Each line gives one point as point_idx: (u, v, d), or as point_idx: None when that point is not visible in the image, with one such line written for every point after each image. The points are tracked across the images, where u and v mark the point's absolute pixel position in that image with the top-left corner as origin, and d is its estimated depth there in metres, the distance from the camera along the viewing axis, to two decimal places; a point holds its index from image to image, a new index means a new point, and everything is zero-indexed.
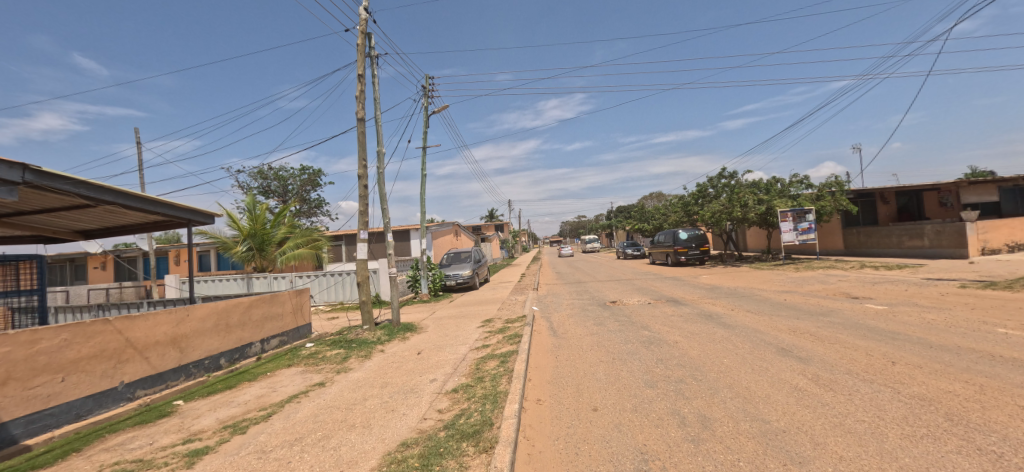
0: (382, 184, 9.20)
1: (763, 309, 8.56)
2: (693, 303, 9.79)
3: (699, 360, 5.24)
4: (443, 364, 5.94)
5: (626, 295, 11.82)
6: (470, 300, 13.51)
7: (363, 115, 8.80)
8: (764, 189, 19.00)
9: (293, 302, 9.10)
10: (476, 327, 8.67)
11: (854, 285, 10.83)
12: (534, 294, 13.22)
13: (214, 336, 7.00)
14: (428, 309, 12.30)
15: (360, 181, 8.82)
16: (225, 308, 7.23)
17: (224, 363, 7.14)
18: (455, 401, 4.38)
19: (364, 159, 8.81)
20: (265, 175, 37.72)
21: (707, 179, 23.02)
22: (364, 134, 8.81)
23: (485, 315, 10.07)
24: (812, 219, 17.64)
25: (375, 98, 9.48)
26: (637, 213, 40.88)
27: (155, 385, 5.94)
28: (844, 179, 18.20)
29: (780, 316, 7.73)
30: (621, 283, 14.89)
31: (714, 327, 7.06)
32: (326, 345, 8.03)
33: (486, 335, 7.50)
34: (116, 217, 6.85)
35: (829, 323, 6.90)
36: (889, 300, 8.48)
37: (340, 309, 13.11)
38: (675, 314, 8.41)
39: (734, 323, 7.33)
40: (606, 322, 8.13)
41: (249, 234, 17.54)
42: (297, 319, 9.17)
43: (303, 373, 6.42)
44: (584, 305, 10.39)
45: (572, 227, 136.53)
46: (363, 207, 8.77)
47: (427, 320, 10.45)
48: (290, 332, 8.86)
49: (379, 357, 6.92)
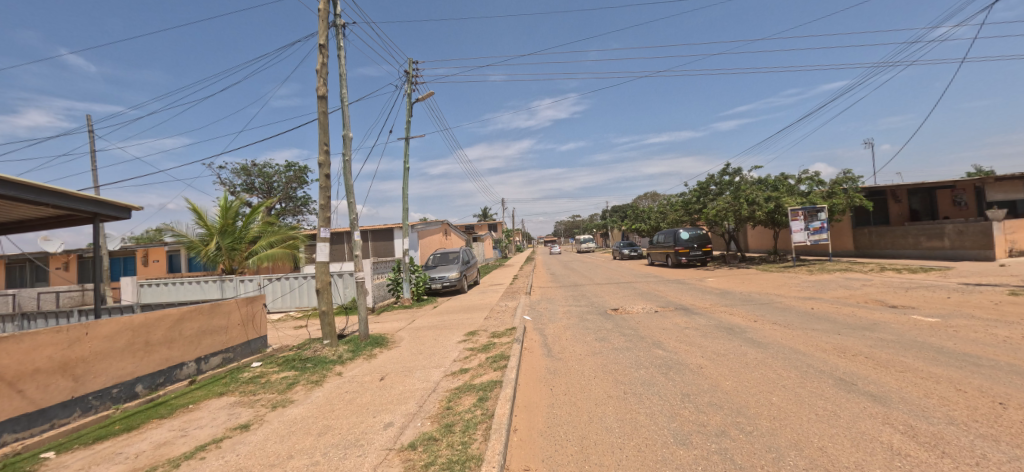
0: (348, 175, 7.87)
1: (792, 320, 7.36)
2: (706, 312, 8.55)
3: (739, 397, 3.99)
4: (406, 398, 4.63)
5: (629, 301, 10.59)
6: (454, 306, 12.16)
7: (323, 92, 7.48)
8: (771, 186, 17.96)
9: (243, 313, 7.74)
10: (457, 341, 7.34)
11: (885, 290, 9.68)
12: (526, 300, 11.98)
13: (126, 359, 5.64)
14: (407, 318, 10.94)
15: (321, 170, 7.48)
16: (143, 323, 5.87)
17: (142, 391, 5.80)
18: (409, 466, 3.07)
19: (326, 144, 7.47)
20: (248, 171, 36.25)
21: (710, 176, 21.90)
22: (325, 114, 7.46)
23: (468, 325, 8.73)
24: (825, 218, 16.45)
25: (341, 74, 8.13)
26: (634, 213, 39.76)
27: (34, 427, 4.56)
28: (857, 176, 17.14)
29: (818, 331, 6.48)
30: (621, 287, 13.65)
31: (742, 345, 5.81)
32: (275, 365, 6.69)
33: (466, 354, 6.18)
34: (1, 211, 5.47)
35: (883, 341, 5.68)
36: (938, 311, 7.28)
37: (308, 316, 11.71)
38: (690, 328, 7.17)
39: (765, 340, 6.07)
40: (610, 336, 6.87)
41: (217, 232, 16.02)
42: (246, 332, 7.80)
43: (231, 408, 5.07)
44: (582, 314, 9.14)
45: (567, 227, 135.55)
46: (324, 201, 7.43)
47: (402, 331, 9.10)
48: (237, 348, 7.50)
49: (333, 384, 5.57)
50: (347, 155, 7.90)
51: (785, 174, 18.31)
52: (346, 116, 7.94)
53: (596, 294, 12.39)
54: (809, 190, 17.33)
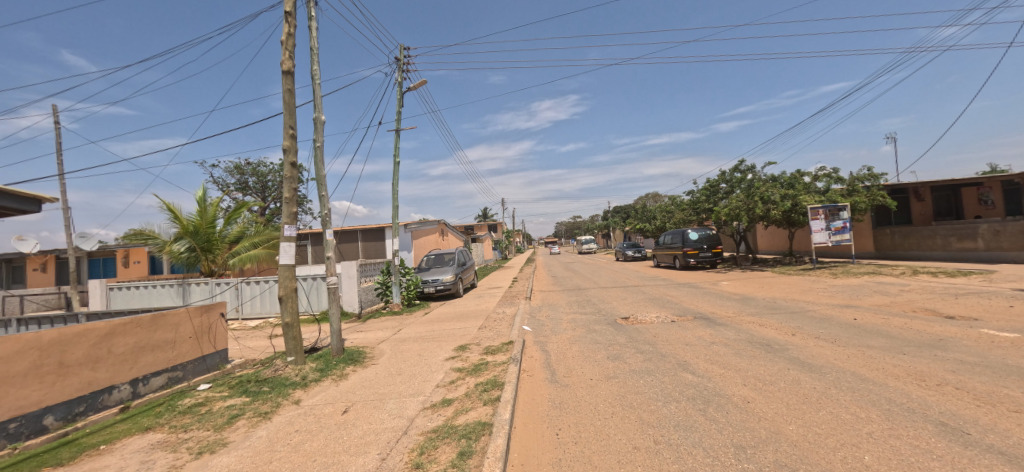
0: (319, 163, 6.77)
1: (839, 333, 6.26)
2: (730, 322, 7.43)
3: (816, 455, 2.90)
4: (367, 446, 3.53)
5: (640, 308, 9.50)
6: (447, 313, 11.06)
7: (289, 66, 6.41)
8: (787, 183, 16.89)
9: (196, 323, 6.65)
10: (444, 359, 6.23)
11: (931, 297, 8.58)
12: (526, 306, 10.91)
13: (31, 385, 4.55)
14: (393, 326, 9.85)
15: (287, 157, 6.38)
16: (57, 340, 4.77)
17: (53, 423, 4.72)
18: None
19: (292, 127, 6.37)
20: (242, 170, 35.25)
21: (720, 174, 20.82)
22: (291, 92, 6.40)
23: (459, 337, 7.62)
24: (847, 217, 15.30)
25: (312, 48, 7.08)
26: (637, 213, 38.60)
27: None
28: (879, 173, 16.08)
29: (875, 349, 5.39)
30: (629, 292, 12.54)
31: (791, 369, 4.72)
32: (225, 389, 5.60)
33: (452, 378, 5.09)
34: None
35: (966, 365, 4.59)
36: (1009, 323, 6.20)
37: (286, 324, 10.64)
38: (718, 343, 6.08)
39: (816, 362, 4.97)
40: (624, 354, 5.78)
41: (190, 232, 14.65)
42: (200, 346, 6.72)
43: (148, 452, 3.98)
44: (588, 324, 8.06)
45: (568, 229, 134.25)
46: (289, 193, 6.32)
47: (384, 343, 8.01)
48: (187, 365, 6.43)
49: (285, 418, 4.47)
50: (318, 141, 6.81)
51: (801, 171, 17.26)
52: (317, 95, 6.86)
53: (602, 299, 11.32)
54: (827, 188, 16.27)
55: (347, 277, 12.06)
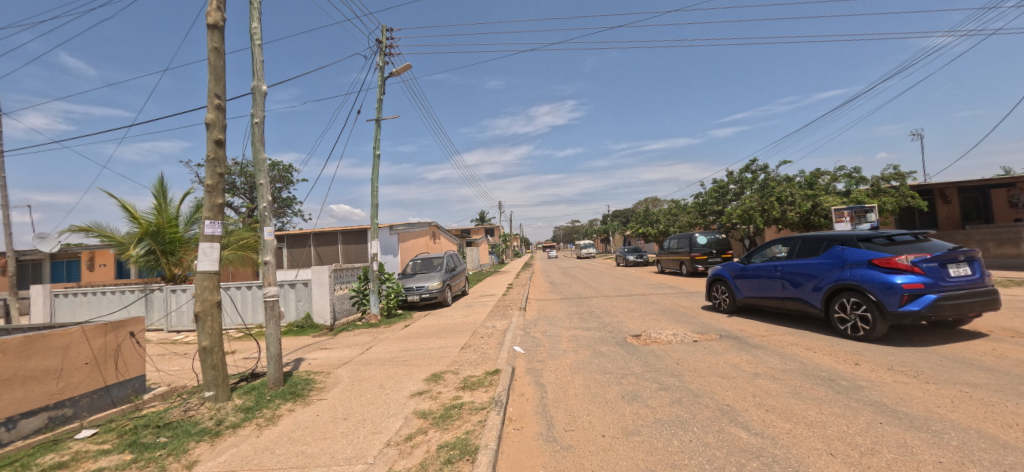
0: (258, 143, 5.38)
1: (918, 363, 4.88)
2: (768, 345, 6.04)
3: None
4: None
5: (653, 323, 8.11)
6: (428, 327, 9.60)
7: (215, 17, 5.02)
8: (805, 183, 15.59)
9: (97, 345, 5.25)
10: (410, 394, 4.82)
11: (1001, 313, 7.21)
12: (519, 319, 9.54)
13: None
14: (364, 343, 8.42)
15: (210, 133, 4.98)
16: None
17: None
18: None
19: (218, 96, 5.00)
20: (231, 170, 33.75)
21: (730, 175, 19.60)
22: (218, 52, 5.04)
23: (435, 361, 6.21)
24: (875, 219, 13.46)
25: (253, 3, 5.70)
26: (640, 218, 37.28)
27: None
28: (906, 173, 14.81)
29: (982, 390, 4.01)
30: (636, 302, 11.13)
31: (888, 428, 3.32)
32: (107, 442, 4.14)
33: (410, 431, 3.69)
34: None
35: None
36: None
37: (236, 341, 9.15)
38: (765, 377, 4.65)
39: (917, 414, 3.58)
40: (646, 392, 4.37)
41: (150, 232, 13.24)
42: (101, 375, 5.27)
43: None
44: (593, 344, 6.67)
45: (567, 233, 132.71)
46: (212, 180, 4.92)
47: (344, 367, 6.59)
48: (79, 399, 5.00)
49: None
50: (256, 116, 5.42)
51: (819, 170, 16.02)
52: (256, 59, 5.50)
53: (607, 311, 9.96)
54: (849, 189, 15.01)
55: (318, 284, 10.64)
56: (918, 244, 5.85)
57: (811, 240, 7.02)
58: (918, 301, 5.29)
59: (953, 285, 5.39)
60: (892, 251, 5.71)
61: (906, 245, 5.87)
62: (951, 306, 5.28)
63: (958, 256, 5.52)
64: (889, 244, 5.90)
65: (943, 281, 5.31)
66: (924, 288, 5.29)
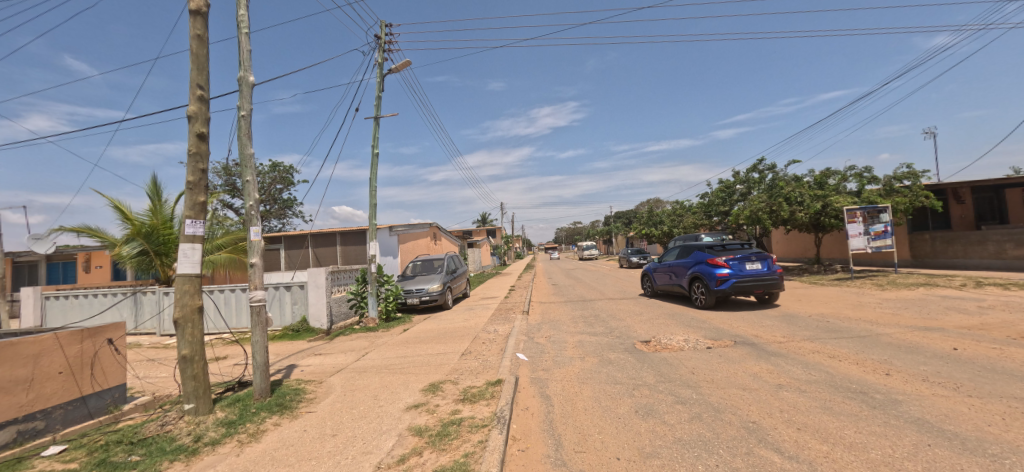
0: (244, 137, 5.05)
1: (956, 374, 4.49)
2: (787, 353, 5.67)
3: None
4: None
5: (663, 328, 7.73)
6: (427, 331, 9.26)
7: (197, 2, 4.70)
8: (816, 183, 15.19)
9: (72, 353, 4.90)
10: (406, 406, 4.48)
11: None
12: (522, 323, 9.19)
13: None
14: (360, 348, 8.07)
15: (191, 127, 4.65)
16: None
17: None
18: None
19: (200, 86, 4.66)
20: (229, 170, 33.42)
21: (736, 175, 19.21)
22: (200, 40, 4.71)
23: (434, 369, 5.86)
24: (889, 220, 13.14)
25: None
26: (644, 220, 36.88)
27: None
28: (919, 172, 14.43)
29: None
30: (643, 305, 10.76)
31: (939, 451, 2.95)
32: (73, 461, 3.78)
33: (403, 452, 3.33)
34: None
35: None
36: None
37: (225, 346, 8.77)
38: (790, 390, 4.29)
39: (969, 435, 3.20)
40: (661, 406, 4.01)
41: (143, 233, 12.89)
42: (77, 384, 4.93)
43: None
44: (600, 351, 6.32)
45: (569, 235, 132.17)
46: (192, 176, 4.58)
47: (338, 374, 6.25)
48: (53, 412, 4.65)
49: None
50: (242, 109, 5.09)
51: (829, 170, 15.64)
52: (243, 48, 5.19)
53: (614, 315, 9.59)
54: (860, 189, 14.62)
55: (314, 286, 10.29)
56: (736, 250, 9.60)
57: (687, 247, 10.83)
58: (724, 282, 9.14)
59: (747, 274, 9.20)
60: (717, 254, 9.56)
61: (731, 250, 9.58)
62: (745, 285, 9.08)
63: (753, 257, 9.36)
64: (720, 250, 9.70)
65: (739, 272, 9.16)
66: (728, 274, 9.15)
